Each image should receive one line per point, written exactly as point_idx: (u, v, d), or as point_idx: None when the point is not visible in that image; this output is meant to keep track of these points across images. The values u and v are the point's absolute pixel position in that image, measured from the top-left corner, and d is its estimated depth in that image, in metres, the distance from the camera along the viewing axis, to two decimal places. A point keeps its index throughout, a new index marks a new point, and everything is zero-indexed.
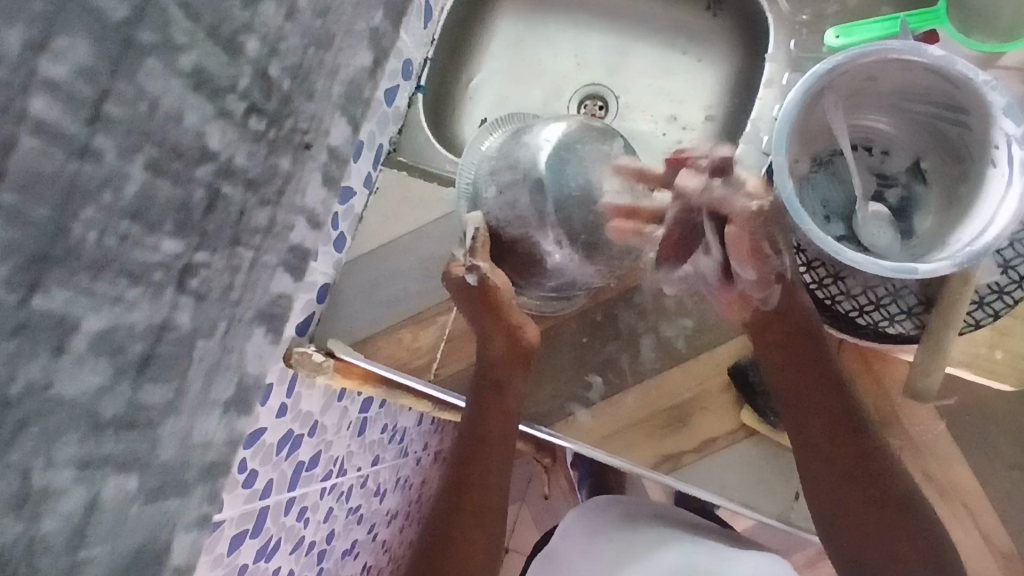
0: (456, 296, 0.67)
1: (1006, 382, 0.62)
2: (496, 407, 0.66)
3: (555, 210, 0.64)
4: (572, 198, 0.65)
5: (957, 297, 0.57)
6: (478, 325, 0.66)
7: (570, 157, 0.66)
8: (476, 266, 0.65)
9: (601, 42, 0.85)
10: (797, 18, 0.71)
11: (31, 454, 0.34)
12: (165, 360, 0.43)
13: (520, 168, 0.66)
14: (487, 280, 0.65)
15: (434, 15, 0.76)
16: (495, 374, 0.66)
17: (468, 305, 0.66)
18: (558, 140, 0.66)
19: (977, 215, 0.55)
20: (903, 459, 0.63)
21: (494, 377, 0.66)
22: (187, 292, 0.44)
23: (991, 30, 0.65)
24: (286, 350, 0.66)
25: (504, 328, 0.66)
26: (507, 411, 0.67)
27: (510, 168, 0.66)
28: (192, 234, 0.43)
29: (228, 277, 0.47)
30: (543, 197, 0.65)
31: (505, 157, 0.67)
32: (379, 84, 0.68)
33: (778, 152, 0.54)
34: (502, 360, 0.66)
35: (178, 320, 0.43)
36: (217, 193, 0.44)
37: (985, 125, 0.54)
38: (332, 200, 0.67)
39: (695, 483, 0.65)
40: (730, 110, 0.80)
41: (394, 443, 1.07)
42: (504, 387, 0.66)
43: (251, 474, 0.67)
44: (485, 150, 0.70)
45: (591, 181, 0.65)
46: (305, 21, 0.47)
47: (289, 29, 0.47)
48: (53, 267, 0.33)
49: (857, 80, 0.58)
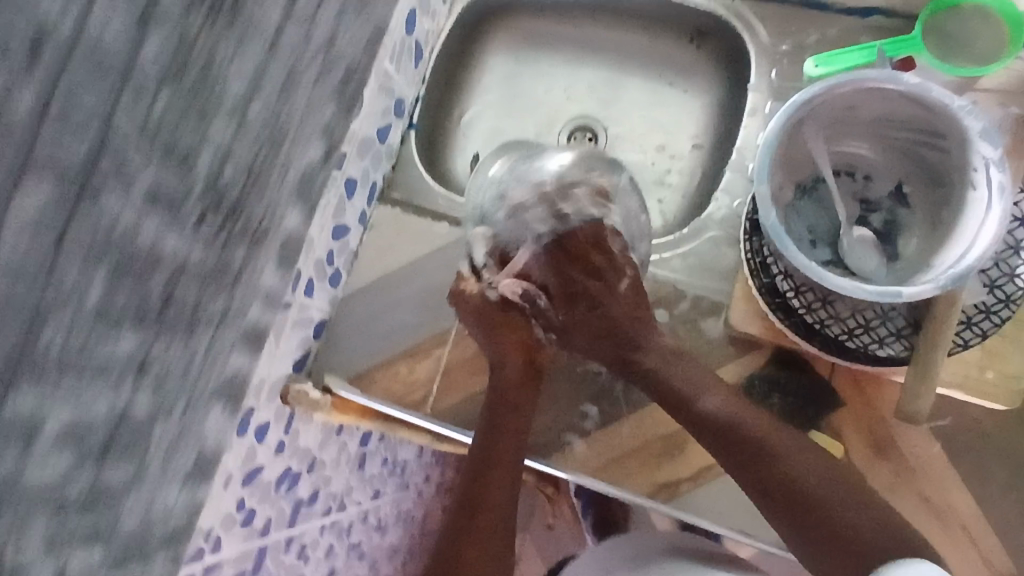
0: (469, 313, 0.69)
1: (999, 403, 0.62)
2: (508, 427, 0.65)
3: (553, 244, 0.69)
4: (570, 231, 0.69)
5: (945, 319, 0.58)
6: (493, 348, 0.67)
7: (569, 188, 0.68)
8: (497, 283, 0.69)
9: (591, 76, 0.87)
10: (778, 48, 0.73)
11: (42, 501, 0.36)
12: (175, 409, 0.44)
13: (523, 198, 0.68)
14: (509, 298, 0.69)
15: (425, 54, 0.78)
16: (511, 396, 0.66)
17: (482, 321, 0.69)
18: (558, 172, 0.69)
19: (959, 236, 0.56)
20: (898, 481, 0.63)
21: (511, 398, 0.66)
22: (206, 343, 0.45)
23: (966, 53, 0.66)
24: (283, 387, 0.67)
25: (519, 347, 0.68)
26: (520, 433, 0.66)
27: (529, 187, 0.69)
28: (219, 287, 0.44)
29: (241, 323, 0.49)
30: (543, 230, 0.69)
31: (519, 176, 0.70)
32: (371, 122, 0.70)
33: (762, 181, 0.55)
34: (516, 381, 0.66)
35: (194, 371, 0.45)
36: (250, 243, 0.45)
37: (962, 149, 0.56)
38: (327, 238, 0.68)
39: (693, 511, 0.65)
40: (717, 139, 0.81)
41: (394, 476, 1.06)
42: (520, 408, 0.66)
43: (250, 513, 0.67)
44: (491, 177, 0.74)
45: (589, 212, 0.69)
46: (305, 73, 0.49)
47: (324, 89, 0.48)
48: (81, 324, 0.35)
49: (837, 109, 0.60)
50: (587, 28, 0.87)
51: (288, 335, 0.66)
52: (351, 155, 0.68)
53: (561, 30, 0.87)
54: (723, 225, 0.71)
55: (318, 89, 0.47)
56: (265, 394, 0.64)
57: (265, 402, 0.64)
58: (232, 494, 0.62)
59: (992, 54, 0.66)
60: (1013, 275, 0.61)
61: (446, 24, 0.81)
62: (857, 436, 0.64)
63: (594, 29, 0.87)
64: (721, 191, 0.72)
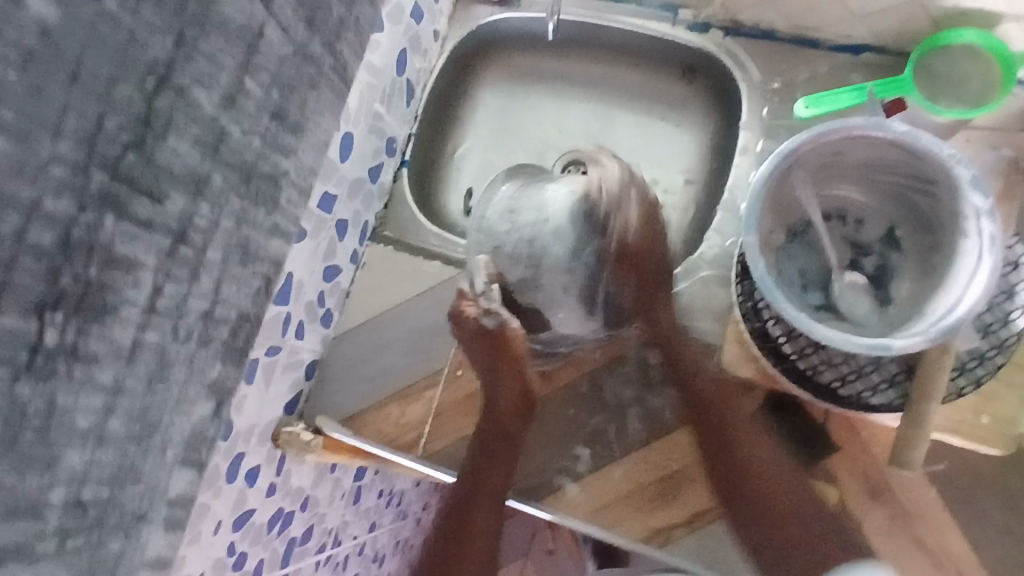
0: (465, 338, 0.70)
1: (996, 448, 0.62)
2: (498, 458, 0.67)
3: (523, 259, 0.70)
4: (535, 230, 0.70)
5: (938, 366, 0.57)
6: (490, 376, 0.69)
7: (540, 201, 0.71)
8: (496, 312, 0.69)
9: (581, 110, 0.87)
10: (768, 86, 0.73)
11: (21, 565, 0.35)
12: (170, 457, 0.46)
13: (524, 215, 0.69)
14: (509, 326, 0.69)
15: (416, 93, 0.79)
16: (504, 425, 0.67)
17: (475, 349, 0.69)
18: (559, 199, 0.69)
19: (951, 284, 0.55)
20: (895, 527, 0.62)
21: (503, 427, 0.67)
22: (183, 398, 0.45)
23: (959, 94, 0.66)
24: (273, 431, 0.67)
25: (517, 376, 0.68)
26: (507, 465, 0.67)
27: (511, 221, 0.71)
28: (204, 334, 0.45)
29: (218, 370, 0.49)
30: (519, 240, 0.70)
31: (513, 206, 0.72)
32: (363, 164, 0.70)
33: (749, 233, 0.56)
34: (510, 410, 0.68)
35: (179, 425, 0.45)
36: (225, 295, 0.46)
37: (954, 196, 0.55)
38: (317, 280, 0.68)
39: (685, 558, 0.64)
40: (709, 172, 0.81)
41: (390, 507, 1.05)
42: (512, 436, 0.67)
43: (242, 556, 0.67)
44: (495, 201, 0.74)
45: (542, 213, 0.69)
46: (294, 128, 0.49)
47: (296, 141, 0.50)
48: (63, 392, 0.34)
49: (825, 156, 0.59)
50: (579, 63, 0.86)
51: (279, 379, 0.66)
52: (341, 197, 0.68)
53: (554, 65, 0.87)
54: (715, 266, 0.71)
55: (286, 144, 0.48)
56: (255, 438, 0.64)
57: (255, 446, 0.64)
58: (224, 538, 0.62)
59: (984, 94, 0.65)
60: (1006, 319, 0.60)
61: (439, 61, 0.81)
62: (851, 480, 0.63)
63: (586, 64, 0.86)
64: (712, 231, 0.73)
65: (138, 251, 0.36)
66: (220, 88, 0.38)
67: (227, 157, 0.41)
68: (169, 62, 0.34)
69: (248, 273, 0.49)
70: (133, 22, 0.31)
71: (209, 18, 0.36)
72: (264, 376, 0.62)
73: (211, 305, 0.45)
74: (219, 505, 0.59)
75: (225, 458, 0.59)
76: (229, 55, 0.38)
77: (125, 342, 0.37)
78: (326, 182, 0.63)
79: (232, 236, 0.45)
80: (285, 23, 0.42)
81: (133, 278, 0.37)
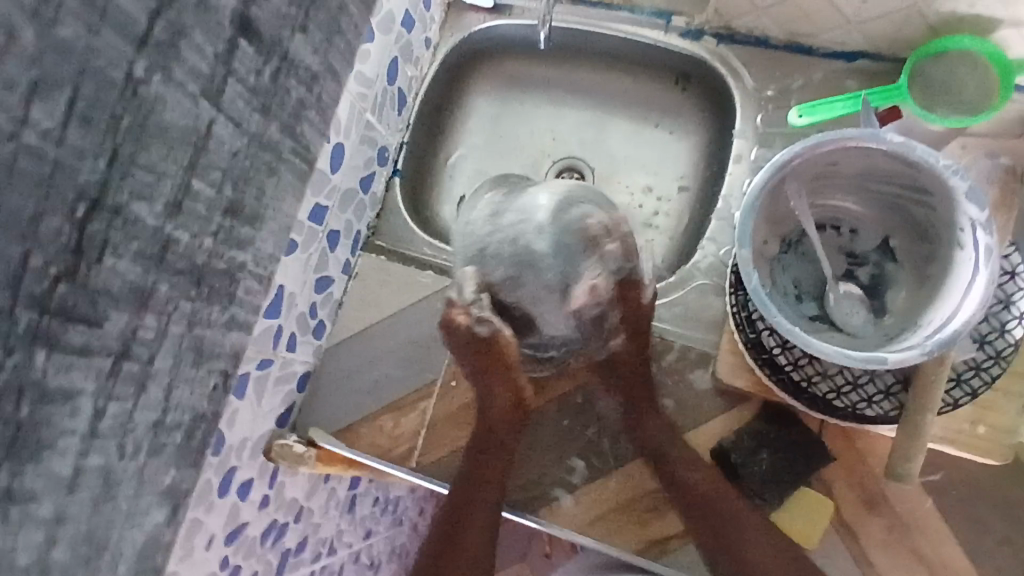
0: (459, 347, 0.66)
1: (994, 457, 0.61)
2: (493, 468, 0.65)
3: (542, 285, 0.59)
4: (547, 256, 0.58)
5: (932, 376, 0.57)
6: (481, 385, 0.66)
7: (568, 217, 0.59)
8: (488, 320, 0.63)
9: (576, 117, 0.86)
10: (762, 93, 0.73)
11: None
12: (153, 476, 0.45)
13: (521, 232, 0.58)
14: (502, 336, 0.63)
15: (408, 101, 0.78)
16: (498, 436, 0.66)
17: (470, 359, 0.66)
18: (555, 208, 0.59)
19: (947, 295, 0.55)
20: (892, 537, 0.62)
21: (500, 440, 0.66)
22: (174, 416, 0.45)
23: (951, 101, 0.65)
24: (266, 444, 0.66)
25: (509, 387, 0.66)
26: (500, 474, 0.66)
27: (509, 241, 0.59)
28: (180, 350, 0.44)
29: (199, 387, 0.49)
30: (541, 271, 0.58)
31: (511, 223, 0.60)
32: (354, 174, 0.70)
33: (743, 244, 0.55)
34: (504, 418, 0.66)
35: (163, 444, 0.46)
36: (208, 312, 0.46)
37: (949, 208, 0.55)
38: (309, 292, 0.67)
39: (680, 569, 0.64)
40: (704, 179, 0.80)
41: (386, 514, 1.05)
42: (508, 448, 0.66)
43: (235, 569, 0.66)
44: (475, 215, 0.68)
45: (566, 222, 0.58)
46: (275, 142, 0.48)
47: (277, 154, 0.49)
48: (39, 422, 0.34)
49: (820, 166, 0.59)
50: (572, 70, 0.86)
51: (271, 392, 0.65)
52: (333, 209, 0.67)
53: (546, 72, 0.87)
54: (709, 274, 0.71)
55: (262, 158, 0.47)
56: (247, 452, 0.63)
57: (248, 460, 0.63)
58: (217, 553, 0.62)
59: (978, 102, 0.64)
60: (1003, 330, 0.60)
61: (431, 69, 0.81)
62: (848, 491, 0.63)
63: (579, 71, 0.86)
64: (706, 239, 0.72)
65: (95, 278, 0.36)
66: (161, 198, 0.39)
67: (174, 263, 0.42)
68: (101, 183, 0.35)
69: (203, 372, 0.49)
70: (67, 132, 0.32)
71: (147, 131, 0.37)
72: (255, 390, 0.62)
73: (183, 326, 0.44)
74: (211, 520, 0.59)
75: (216, 473, 0.58)
76: (172, 162, 0.39)
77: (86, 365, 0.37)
78: (317, 194, 0.63)
79: (208, 273, 0.45)
80: (220, 101, 0.41)
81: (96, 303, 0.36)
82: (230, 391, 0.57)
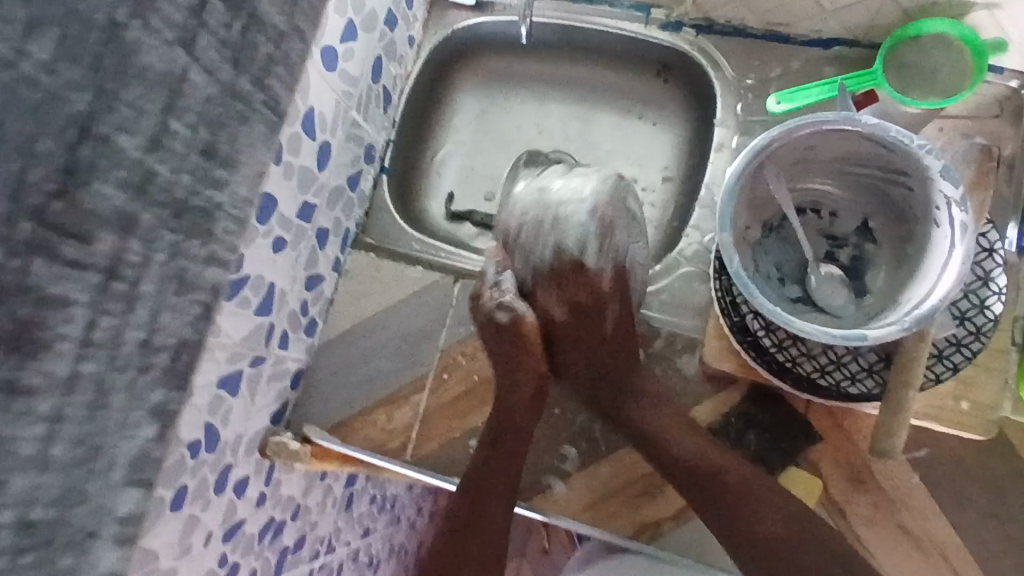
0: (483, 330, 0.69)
1: (976, 432, 0.62)
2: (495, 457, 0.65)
3: None
4: None
5: (914, 354, 0.58)
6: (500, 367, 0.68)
7: None
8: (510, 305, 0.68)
9: (560, 112, 0.87)
10: (742, 83, 0.74)
11: None
12: (146, 471, 0.45)
13: None
14: (522, 318, 0.68)
15: (393, 99, 0.79)
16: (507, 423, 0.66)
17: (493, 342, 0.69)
18: None
19: (926, 272, 0.56)
20: (878, 513, 0.63)
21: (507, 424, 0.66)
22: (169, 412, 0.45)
23: (925, 85, 0.67)
24: (261, 442, 0.67)
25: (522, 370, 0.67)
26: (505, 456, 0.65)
27: None
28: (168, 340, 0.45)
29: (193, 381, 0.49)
30: None
31: None
32: (341, 172, 0.70)
33: (724, 229, 0.56)
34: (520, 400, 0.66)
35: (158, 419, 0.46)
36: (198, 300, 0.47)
37: (925, 187, 0.56)
38: (300, 289, 0.68)
39: (673, 551, 0.65)
40: (688, 169, 0.82)
41: (384, 512, 1.05)
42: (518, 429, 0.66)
43: (233, 566, 0.67)
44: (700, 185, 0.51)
45: None
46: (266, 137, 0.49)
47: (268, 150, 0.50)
48: None
49: (798, 150, 0.60)
50: (555, 65, 0.87)
51: (265, 389, 0.66)
52: (321, 206, 0.68)
53: (530, 68, 0.88)
54: (693, 261, 0.72)
55: (251, 152, 0.49)
56: (242, 449, 0.64)
57: (242, 457, 0.64)
58: (214, 550, 0.62)
59: (953, 84, 0.66)
60: (983, 307, 0.61)
61: (415, 68, 0.82)
62: (836, 471, 0.64)
63: (562, 66, 0.87)
64: (691, 228, 0.73)
65: (69, 290, 0.36)
66: (144, 132, 0.38)
67: (156, 196, 0.40)
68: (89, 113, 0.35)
69: (187, 301, 0.46)
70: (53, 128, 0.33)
71: (126, 72, 0.36)
72: (249, 386, 0.63)
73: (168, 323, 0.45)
74: (207, 517, 0.59)
75: (211, 470, 0.59)
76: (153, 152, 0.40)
77: (63, 373, 0.37)
78: (304, 192, 0.63)
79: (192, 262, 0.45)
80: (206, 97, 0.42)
81: (63, 312, 0.36)
82: (222, 388, 0.58)
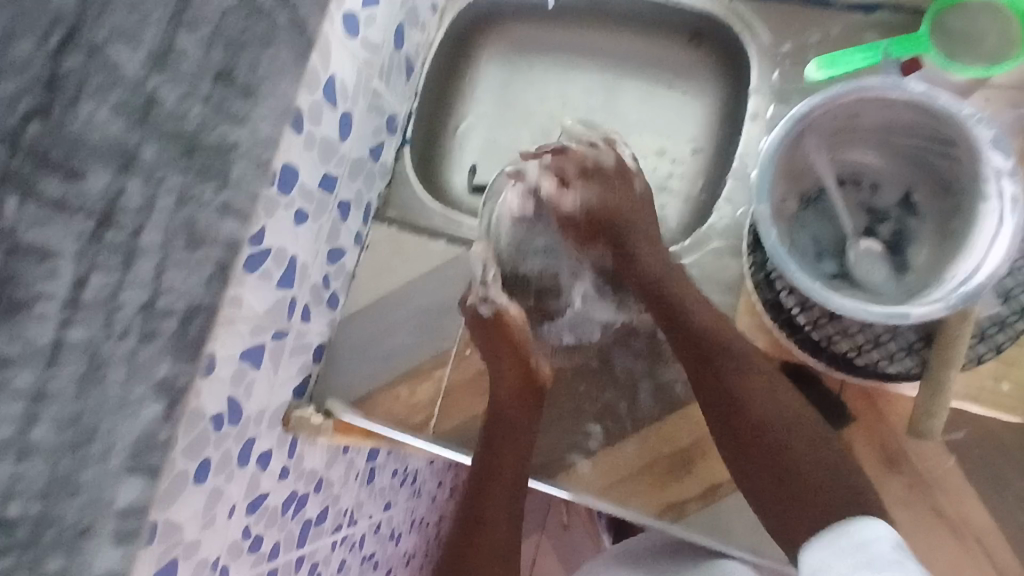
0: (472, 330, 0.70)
1: (1016, 415, 0.60)
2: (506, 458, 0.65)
3: None
4: None
5: (956, 333, 0.56)
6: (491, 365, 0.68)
7: None
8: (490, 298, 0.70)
9: (585, 80, 0.85)
10: (778, 49, 0.71)
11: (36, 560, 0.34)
12: (161, 447, 0.43)
13: None
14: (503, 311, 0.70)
15: (416, 67, 0.77)
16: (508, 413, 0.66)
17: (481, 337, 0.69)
18: None
19: (970, 250, 0.53)
20: (913, 495, 0.61)
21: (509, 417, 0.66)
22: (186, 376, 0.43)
23: (953, 40, 0.64)
24: (284, 413, 0.66)
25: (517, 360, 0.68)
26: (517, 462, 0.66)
27: None
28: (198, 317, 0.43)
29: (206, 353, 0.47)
30: None
31: None
32: (362, 143, 0.69)
33: (760, 201, 0.54)
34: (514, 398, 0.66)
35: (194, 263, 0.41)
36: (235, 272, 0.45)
37: (972, 157, 0.53)
38: (322, 262, 0.67)
39: (701, 529, 0.64)
40: (718, 140, 0.79)
41: (406, 486, 1.05)
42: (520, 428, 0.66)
43: (257, 538, 0.67)
44: (760, 178, 0.54)
45: None
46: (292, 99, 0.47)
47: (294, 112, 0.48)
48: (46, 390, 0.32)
49: (839, 119, 0.58)
50: (581, 33, 0.85)
51: (287, 361, 0.65)
52: (342, 177, 0.67)
53: (557, 35, 0.86)
54: (725, 236, 0.70)
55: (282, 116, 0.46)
56: (265, 422, 0.63)
57: (266, 430, 0.64)
58: (237, 521, 0.62)
59: (962, 58, 0.63)
60: None
61: (436, 35, 0.79)
62: (870, 453, 0.62)
63: (589, 34, 0.85)
64: (722, 201, 0.71)
65: (52, 236, 0.33)
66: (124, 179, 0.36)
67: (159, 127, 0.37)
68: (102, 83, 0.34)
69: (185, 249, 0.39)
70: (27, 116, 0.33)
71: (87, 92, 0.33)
72: (270, 359, 0.62)
73: (180, 296, 0.41)
74: (230, 490, 0.59)
75: (235, 443, 0.59)
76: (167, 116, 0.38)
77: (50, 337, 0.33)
78: (325, 162, 0.62)
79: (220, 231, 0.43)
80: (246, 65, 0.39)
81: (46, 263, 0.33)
82: (244, 361, 0.57)
